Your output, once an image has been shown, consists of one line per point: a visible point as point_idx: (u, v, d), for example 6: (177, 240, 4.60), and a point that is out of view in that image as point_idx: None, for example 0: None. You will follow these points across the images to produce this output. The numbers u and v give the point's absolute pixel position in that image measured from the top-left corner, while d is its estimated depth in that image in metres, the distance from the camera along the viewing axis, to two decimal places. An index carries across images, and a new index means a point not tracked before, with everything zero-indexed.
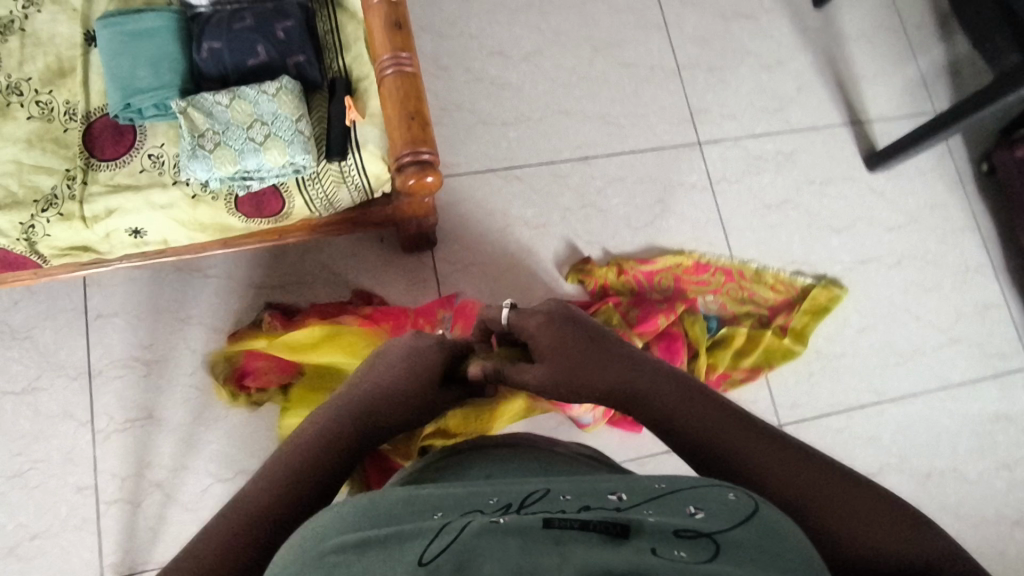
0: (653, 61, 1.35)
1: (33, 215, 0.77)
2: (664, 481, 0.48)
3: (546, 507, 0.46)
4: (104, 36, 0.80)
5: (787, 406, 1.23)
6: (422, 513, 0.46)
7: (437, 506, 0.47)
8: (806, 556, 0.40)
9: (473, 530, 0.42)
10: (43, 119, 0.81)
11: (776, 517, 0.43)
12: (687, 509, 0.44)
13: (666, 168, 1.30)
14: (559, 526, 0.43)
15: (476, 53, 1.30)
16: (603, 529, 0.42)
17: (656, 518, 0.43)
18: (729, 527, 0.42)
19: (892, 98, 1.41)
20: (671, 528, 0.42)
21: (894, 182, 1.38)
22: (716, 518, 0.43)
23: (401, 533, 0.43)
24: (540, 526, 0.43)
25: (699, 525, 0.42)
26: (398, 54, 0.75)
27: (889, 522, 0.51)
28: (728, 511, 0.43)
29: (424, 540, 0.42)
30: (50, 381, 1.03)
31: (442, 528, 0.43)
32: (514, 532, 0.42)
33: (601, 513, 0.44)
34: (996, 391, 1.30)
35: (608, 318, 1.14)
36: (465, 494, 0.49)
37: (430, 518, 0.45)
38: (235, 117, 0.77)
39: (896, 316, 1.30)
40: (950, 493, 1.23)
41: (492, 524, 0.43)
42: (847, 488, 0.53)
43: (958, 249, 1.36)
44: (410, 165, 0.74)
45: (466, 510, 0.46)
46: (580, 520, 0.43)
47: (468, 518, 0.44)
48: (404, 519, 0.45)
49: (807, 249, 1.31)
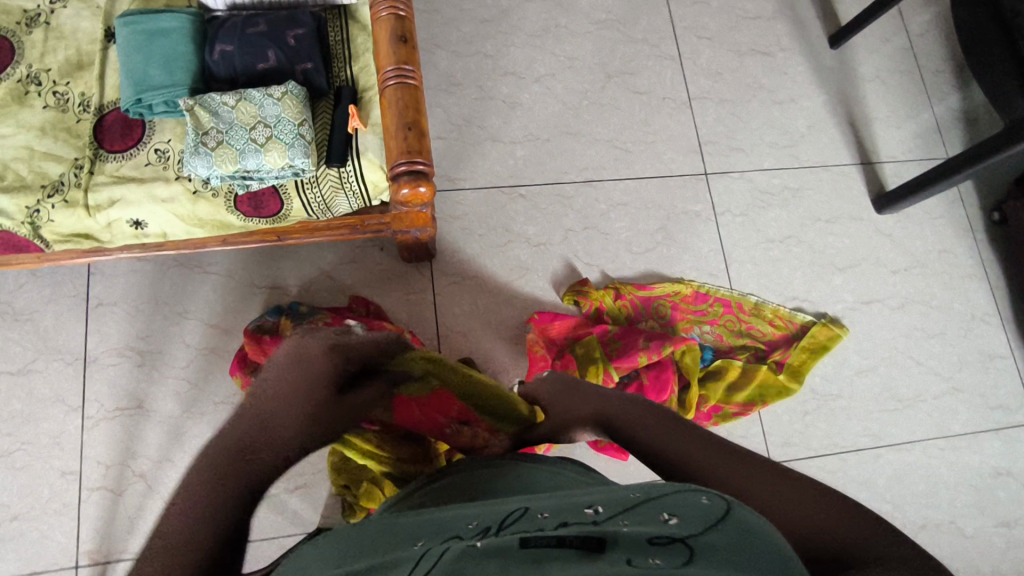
0: (665, 91, 1.37)
1: (39, 201, 0.80)
2: (640, 490, 0.46)
3: (524, 525, 0.45)
4: (122, 34, 0.83)
5: (779, 443, 1.21)
6: (402, 543, 0.46)
7: (418, 536, 0.47)
8: (782, 556, 0.39)
9: (451, 556, 0.42)
10: (58, 109, 0.84)
11: (750, 515, 0.42)
12: (662, 515, 0.42)
13: (671, 196, 1.30)
14: (535, 544, 0.42)
15: (490, 72, 1.32)
16: (580, 544, 0.42)
17: (631, 528, 0.42)
18: (703, 530, 0.41)
19: (904, 141, 1.41)
20: (643, 537, 0.41)
21: (902, 225, 1.36)
22: (690, 522, 0.41)
23: (384, 563, 0.43)
24: (516, 546, 0.42)
25: (672, 530, 0.41)
26: (401, 66, 0.77)
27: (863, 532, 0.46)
28: (702, 515, 0.42)
29: (405, 568, 0.42)
30: (46, 365, 1.05)
31: (422, 556, 0.43)
32: (491, 553, 0.42)
33: (578, 528, 0.43)
34: (997, 445, 1.26)
35: (590, 349, 1.14)
36: (446, 521, 0.48)
37: (411, 546, 0.45)
38: (240, 118, 0.79)
39: (896, 360, 1.28)
40: (944, 547, 1.19)
41: (469, 548, 0.42)
42: (823, 505, 0.48)
43: (965, 297, 1.34)
44: (405, 174, 0.76)
45: (446, 535, 0.46)
46: (557, 536, 0.43)
47: (447, 545, 0.44)
48: (386, 550, 0.46)
49: (809, 286, 1.30)
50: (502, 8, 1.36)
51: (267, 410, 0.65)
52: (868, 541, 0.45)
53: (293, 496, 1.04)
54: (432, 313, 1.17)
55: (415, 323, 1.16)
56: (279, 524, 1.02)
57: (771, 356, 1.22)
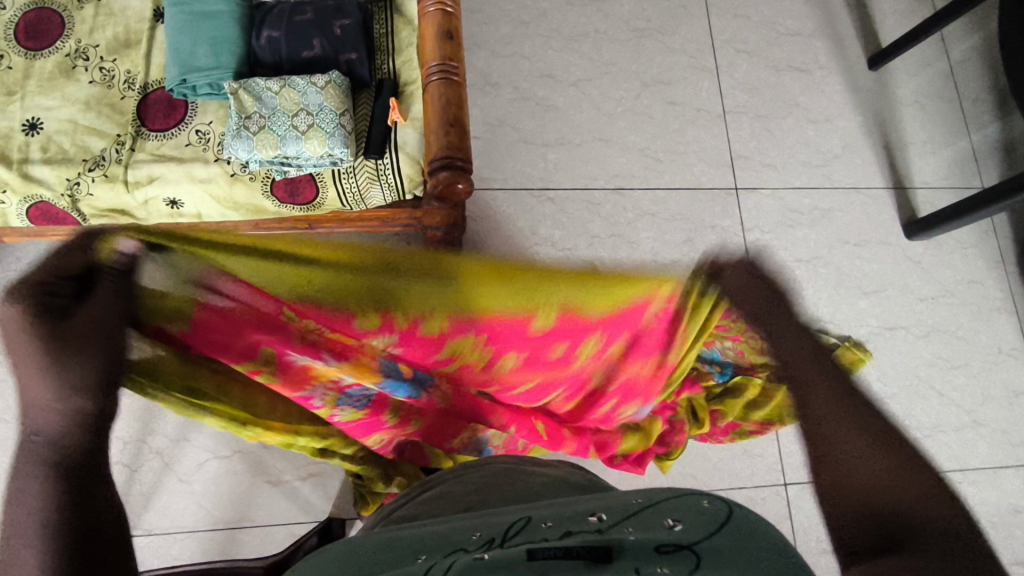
0: (699, 102, 1.36)
1: (80, 173, 0.81)
2: (640, 498, 0.47)
3: (529, 536, 0.44)
4: (171, 14, 0.84)
5: (794, 465, 1.20)
6: (404, 556, 0.45)
7: (418, 550, 0.45)
8: (782, 549, 0.41)
9: (457, 569, 0.40)
10: (104, 85, 0.84)
11: (749, 519, 0.42)
12: (666, 521, 0.43)
13: (700, 209, 1.30)
14: (542, 557, 0.41)
15: (526, 74, 1.32)
16: (588, 555, 0.41)
17: (637, 536, 0.42)
18: (707, 534, 0.41)
19: (939, 167, 1.39)
20: (650, 545, 0.40)
21: (933, 253, 1.35)
22: (694, 527, 0.42)
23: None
24: (524, 558, 0.41)
25: (679, 537, 0.41)
26: (445, 62, 0.76)
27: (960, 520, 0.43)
28: (704, 517, 0.43)
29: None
30: None
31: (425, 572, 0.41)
32: (499, 567, 0.40)
33: (582, 538, 0.42)
34: (1018, 482, 1.24)
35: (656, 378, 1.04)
36: (446, 534, 0.47)
37: (412, 559, 0.44)
38: (283, 104, 0.79)
39: (918, 389, 1.26)
40: None
41: (476, 561, 0.41)
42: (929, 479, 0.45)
43: (992, 330, 1.32)
44: (441, 169, 0.75)
45: (448, 549, 0.44)
46: (562, 548, 0.41)
47: (451, 558, 0.42)
48: (384, 568, 0.43)
49: (834, 308, 1.29)
50: (542, 11, 1.36)
51: (44, 400, 0.46)
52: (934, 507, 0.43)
53: (306, 484, 1.04)
54: None
55: None
56: (290, 510, 1.02)
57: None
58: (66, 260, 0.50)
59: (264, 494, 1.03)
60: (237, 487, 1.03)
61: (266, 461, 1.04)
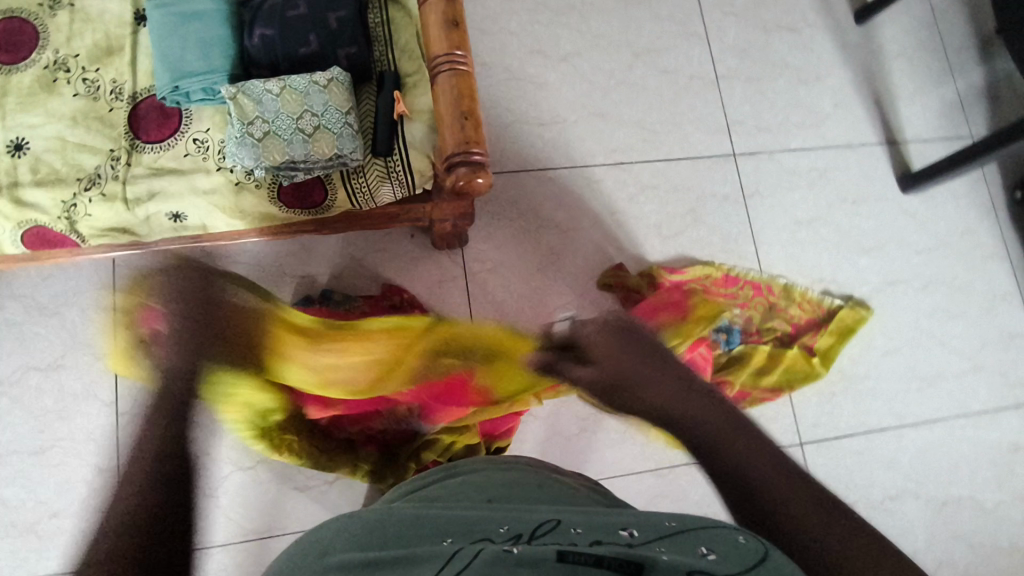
0: (692, 70, 1.34)
1: (76, 194, 0.77)
2: (676, 519, 0.46)
3: (556, 538, 0.44)
4: (154, 17, 0.79)
5: (809, 425, 1.22)
6: (431, 537, 0.46)
7: (446, 531, 0.47)
8: None
9: (483, 559, 0.42)
10: (89, 97, 0.80)
11: (787, 564, 0.39)
12: (699, 549, 0.41)
13: (700, 178, 1.29)
14: (572, 561, 0.41)
15: (516, 51, 1.27)
16: (617, 567, 0.40)
17: (669, 558, 0.40)
18: (740, 569, 0.38)
19: (929, 119, 1.40)
20: (681, 568, 0.39)
21: (927, 205, 1.37)
22: (728, 561, 0.39)
23: (410, 558, 0.44)
24: (552, 559, 0.41)
25: (710, 565, 0.39)
26: (452, 52, 0.74)
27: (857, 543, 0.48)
28: (741, 553, 0.40)
29: (439, 564, 0.42)
30: (75, 360, 1.02)
31: (451, 555, 0.43)
32: (525, 563, 0.41)
33: (614, 549, 0.42)
34: (1016, 421, 1.29)
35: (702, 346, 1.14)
36: (474, 522, 0.48)
37: (439, 542, 0.45)
38: (285, 107, 0.76)
39: (921, 341, 1.29)
40: (965, 522, 1.22)
41: (504, 553, 0.42)
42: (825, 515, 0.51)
43: (986, 277, 1.35)
44: (461, 165, 0.73)
45: (475, 537, 0.45)
46: (594, 554, 0.41)
47: (478, 546, 0.43)
48: (412, 542, 0.46)
49: (836, 267, 1.30)
50: None
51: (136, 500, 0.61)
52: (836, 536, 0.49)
53: (334, 487, 1.03)
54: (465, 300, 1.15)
55: (448, 310, 1.14)
56: (321, 515, 1.02)
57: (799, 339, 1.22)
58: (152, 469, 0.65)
59: (292, 501, 1.02)
60: (264, 495, 1.02)
61: (290, 468, 1.03)
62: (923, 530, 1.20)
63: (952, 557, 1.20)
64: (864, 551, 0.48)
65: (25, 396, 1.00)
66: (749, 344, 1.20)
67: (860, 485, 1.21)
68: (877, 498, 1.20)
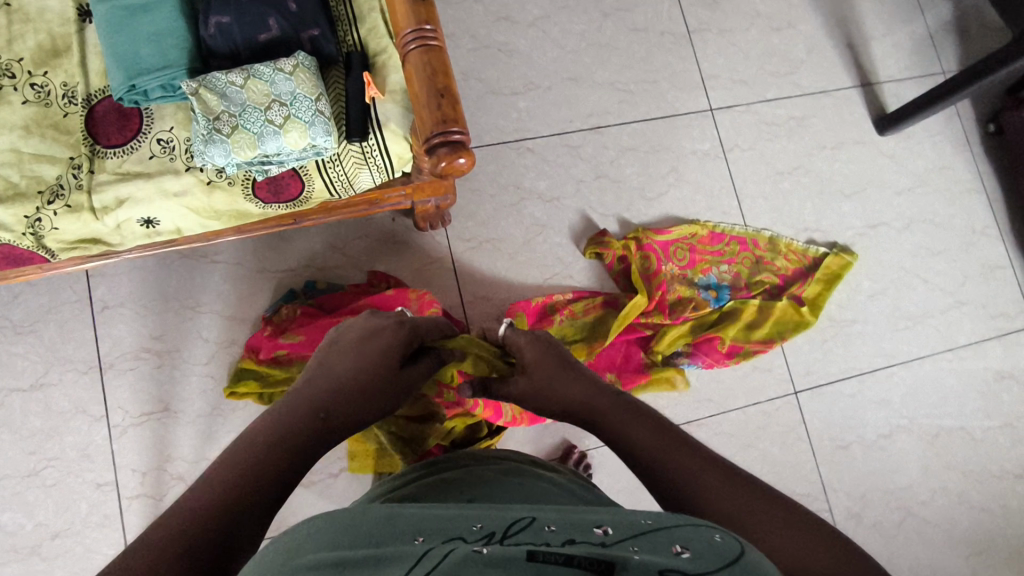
0: (663, 25, 1.31)
1: (39, 208, 0.73)
2: (652, 518, 0.44)
3: (531, 537, 0.42)
4: (100, 12, 0.74)
5: (803, 372, 1.23)
6: (402, 535, 0.43)
7: (419, 528, 0.44)
8: None
9: (454, 559, 0.39)
10: (40, 103, 0.75)
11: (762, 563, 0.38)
12: (673, 547, 0.40)
13: (678, 136, 1.27)
14: (542, 559, 0.39)
15: (481, 18, 1.23)
16: (588, 565, 0.38)
17: (641, 557, 0.39)
18: (714, 567, 0.37)
19: (901, 58, 1.39)
20: (654, 568, 0.37)
21: (904, 145, 1.37)
22: (702, 559, 0.38)
23: (382, 558, 0.40)
24: (522, 558, 0.39)
25: (684, 565, 0.38)
26: (422, 27, 0.70)
27: (809, 535, 0.50)
28: (716, 552, 0.39)
29: (412, 565, 0.39)
30: (59, 377, 0.99)
31: (423, 554, 0.40)
32: (497, 564, 0.38)
33: (586, 548, 0.40)
34: (1000, 350, 1.32)
35: (681, 306, 1.16)
36: (447, 518, 0.45)
37: (410, 541, 0.42)
38: (252, 98, 0.72)
39: (905, 280, 1.31)
40: (957, 452, 1.26)
41: (476, 555, 0.40)
42: (776, 510, 0.53)
43: (965, 211, 1.37)
44: (441, 145, 0.70)
45: (448, 535, 0.43)
46: (564, 554, 0.39)
47: (451, 546, 0.41)
48: (383, 541, 0.43)
49: (819, 216, 1.31)
50: None
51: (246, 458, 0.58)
52: (797, 534, 0.50)
53: (340, 479, 1.03)
54: (454, 280, 1.13)
55: (438, 292, 1.12)
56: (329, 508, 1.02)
57: (788, 291, 1.22)
58: (277, 440, 0.61)
59: (299, 497, 1.01)
60: None
61: None
62: (917, 463, 1.24)
63: (946, 487, 1.24)
64: (783, 519, 0.52)
65: (10, 419, 0.97)
66: (738, 299, 1.20)
67: (855, 426, 1.24)
68: (872, 437, 1.23)
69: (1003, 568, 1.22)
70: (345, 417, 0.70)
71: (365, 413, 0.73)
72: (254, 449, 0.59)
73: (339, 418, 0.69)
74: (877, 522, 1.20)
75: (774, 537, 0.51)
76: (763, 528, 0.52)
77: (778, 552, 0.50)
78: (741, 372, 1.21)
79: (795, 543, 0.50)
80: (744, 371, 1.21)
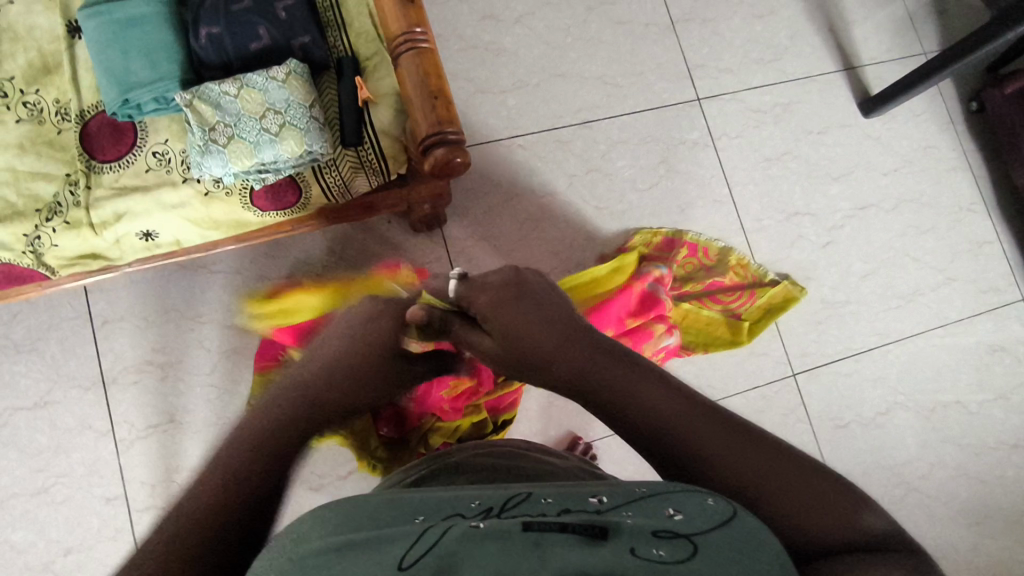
0: (647, 18, 1.32)
1: (38, 226, 0.73)
2: (645, 487, 0.44)
3: (526, 509, 0.42)
4: (90, 27, 0.75)
5: (799, 354, 1.25)
6: (402, 517, 0.43)
7: (418, 511, 0.44)
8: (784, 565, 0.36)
9: (454, 535, 0.39)
10: (34, 122, 0.76)
11: (753, 523, 0.39)
12: (666, 510, 0.40)
13: (667, 127, 1.29)
14: (538, 528, 0.39)
15: (467, 18, 1.23)
16: (583, 532, 0.38)
17: (635, 520, 0.39)
18: (706, 528, 0.38)
19: (882, 41, 1.41)
20: (647, 529, 0.38)
21: (889, 126, 1.39)
22: (695, 520, 0.38)
23: (381, 537, 0.40)
24: (518, 529, 0.39)
25: (677, 526, 0.38)
26: (412, 30, 0.71)
27: (807, 490, 0.47)
28: (706, 514, 0.39)
29: (410, 541, 0.39)
30: (63, 394, 0.99)
31: (423, 533, 0.40)
32: (494, 535, 0.38)
33: (581, 516, 0.40)
34: (991, 324, 1.35)
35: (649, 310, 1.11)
36: (448, 499, 0.45)
37: (410, 521, 0.42)
38: (246, 107, 0.73)
39: (896, 259, 1.33)
40: (953, 425, 1.29)
41: (472, 529, 0.39)
42: (787, 462, 0.49)
43: (951, 190, 1.39)
44: (437, 147, 0.70)
45: (447, 514, 0.43)
46: (559, 522, 0.39)
47: (449, 524, 0.41)
48: (384, 524, 0.43)
49: (808, 199, 1.32)
50: None
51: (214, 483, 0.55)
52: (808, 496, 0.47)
53: (349, 480, 1.04)
54: None
55: None
56: None
57: (727, 304, 1.21)
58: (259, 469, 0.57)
59: (309, 501, 1.02)
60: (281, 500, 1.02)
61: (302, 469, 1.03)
62: (915, 439, 1.26)
63: (944, 460, 1.26)
64: (776, 468, 0.49)
65: (16, 437, 0.97)
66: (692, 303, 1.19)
67: (854, 404, 1.26)
68: (870, 415, 1.25)
69: (1003, 537, 1.25)
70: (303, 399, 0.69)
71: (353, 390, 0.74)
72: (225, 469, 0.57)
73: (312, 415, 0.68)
74: (879, 498, 1.22)
75: (795, 502, 0.47)
76: (764, 493, 0.48)
77: (801, 516, 0.46)
78: (740, 356, 1.22)
79: (817, 516, 0.46)
80: (742, 355, 1.22)
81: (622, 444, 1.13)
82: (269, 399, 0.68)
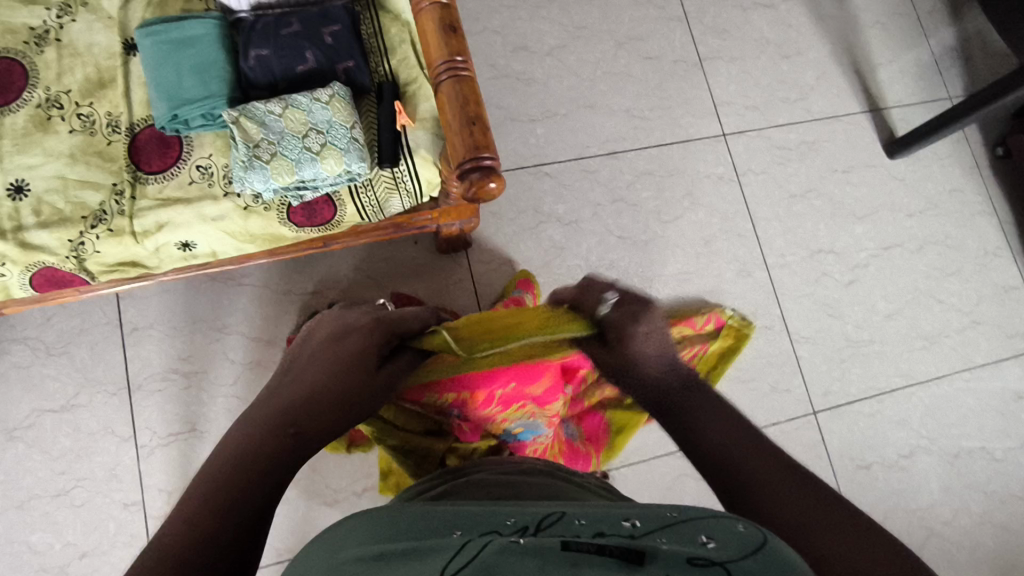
0: (676, 54, 1.34)
1: (82, 233, 0.76)
2: (678, 510, 0.44)
3: (562, 529, 0.42)
4: (145, 46, 0.78)
5: (820, 393, 1.24)
6: (439, 529, 0.44)
7: (455, 524, 0.44)
8: None
9: (493, 549, 0.39)
10: (85, 132, 0.79)
11: (788, 554, 0.37)
12: (699, 538, 0.39)
13: (693, 160, 1.30)
14: (576, 549, 0.39)
15: (500, 49, 1.27)
16: (619, 554, 0.38)
17: (669, 546, 0.39)
18: (740, 555, 0.37)
19: (909, 84, 1.43)
20: (682, 555, 0.37)
21: (913, 168, 1.39)
22: (728, 548, 0.38)
23: (422, 549, 0.41)
24: (558, 548, 0.39)
25: (711, 554, 0.37)
26: (452, 58, 0.73)
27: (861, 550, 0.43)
28: (739, 540, 0.39)
29: (446, 555, 0.39)
30: (89, 398, 1.00)
31: (462, 546, 0.40)
32: (532, 551, 0.38)
33: (615, 539, 0.40)
34: (1018, 370, 1.33)
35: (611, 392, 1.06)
36: (483, 514, 0.46)
37: (448, 534, 0.42)
38: (290, 126, 0.75)
39: (920, 300, 1.32)
40: (978, 471, 1.26)
41: (511, 544, 0.40)
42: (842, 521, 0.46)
43: (977, 234, 1.38)
44: (472, 171, 0.72)
45: (484, 529, 0.43)
46: (596, 544, 0.39)
47: (489, 538, 0.41)
48: (422, 535, 0.43)
49: (833, 237, 1.32)
50: None
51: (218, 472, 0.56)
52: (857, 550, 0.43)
53: (364, 498, 1.04)
54: (474, 301, 1.15)
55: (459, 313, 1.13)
56: None
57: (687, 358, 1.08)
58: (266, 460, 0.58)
59: (322, 517, 1.02)
60: (294, 515, 1.01)
61: (317, 484, 1.03)
62: (939, 484, 1.24)
63: (968, 507, 1.23)
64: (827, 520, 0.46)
65: (41, 440, 0.98)
66: None
67: (876, 445, 1.24)
68: (893, 457, 1.23)
69: None
70: (277, 430, 0.62)
71: (330, 421, 0.67)
72: (232, 462, 0.57)
73: (313, 426, 0.65)
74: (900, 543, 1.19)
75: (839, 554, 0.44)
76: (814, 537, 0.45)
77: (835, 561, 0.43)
78: (760, 391, 1.22)
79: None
80: (762, 390, 1.22)
81: (638, 475, 1.12)
82: (272, 402, 0.67)
